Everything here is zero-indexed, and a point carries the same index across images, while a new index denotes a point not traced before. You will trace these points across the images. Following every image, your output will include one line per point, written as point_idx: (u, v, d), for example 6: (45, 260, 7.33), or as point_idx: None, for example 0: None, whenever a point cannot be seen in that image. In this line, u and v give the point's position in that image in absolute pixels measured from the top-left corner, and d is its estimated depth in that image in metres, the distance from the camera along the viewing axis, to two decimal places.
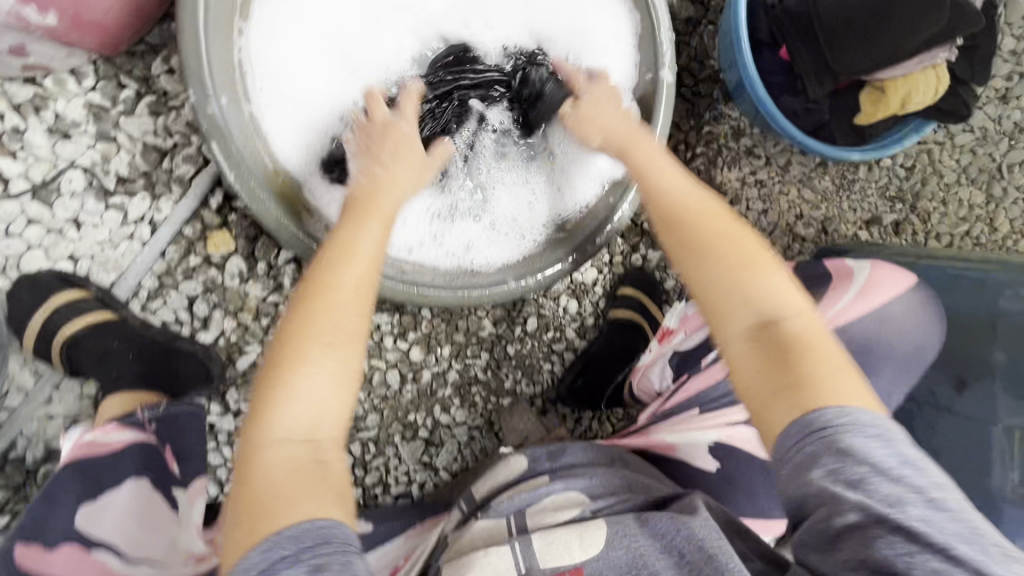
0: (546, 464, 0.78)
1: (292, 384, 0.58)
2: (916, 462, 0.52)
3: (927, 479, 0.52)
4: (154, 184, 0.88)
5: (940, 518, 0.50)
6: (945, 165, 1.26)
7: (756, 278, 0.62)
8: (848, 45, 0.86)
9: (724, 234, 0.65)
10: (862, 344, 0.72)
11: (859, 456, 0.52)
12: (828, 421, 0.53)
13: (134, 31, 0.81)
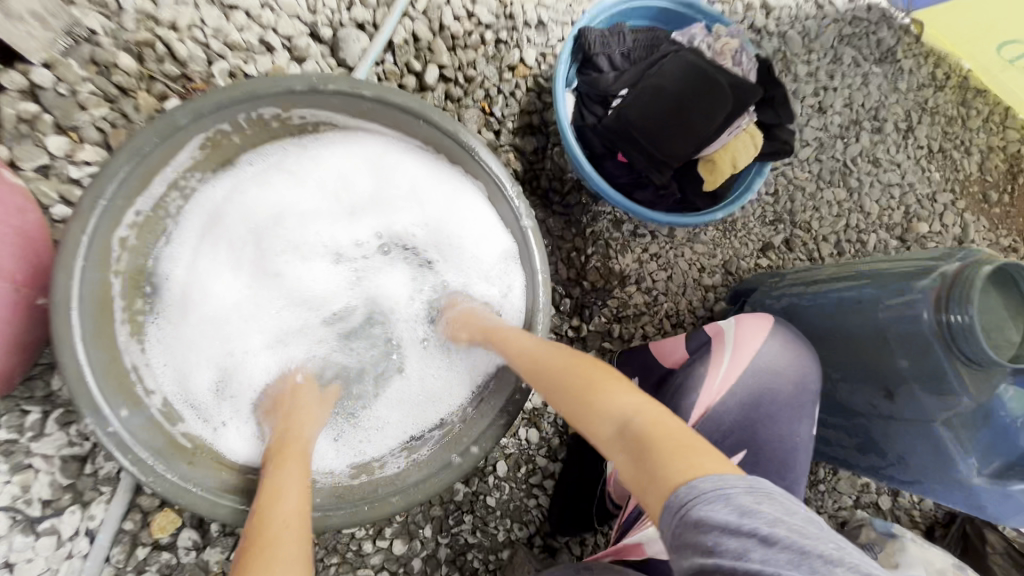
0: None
1: (276, 548, 0.62)
2: (755, 508, 0.53)
3: (762, 519, 0.53)
4: (81, 492, 0.86)
5: (773, 554, 0.52)
6: (801, 179, 1.40)
7: (610, 397, 0.68)
8: (665, 141, 0.97)
9: (570, 366, 0.74)
10: (748, 401, 0.80)
11: (710, 525, 0.53)
12: (695, 494, 0.55)
13: (24, 363, 0.82)
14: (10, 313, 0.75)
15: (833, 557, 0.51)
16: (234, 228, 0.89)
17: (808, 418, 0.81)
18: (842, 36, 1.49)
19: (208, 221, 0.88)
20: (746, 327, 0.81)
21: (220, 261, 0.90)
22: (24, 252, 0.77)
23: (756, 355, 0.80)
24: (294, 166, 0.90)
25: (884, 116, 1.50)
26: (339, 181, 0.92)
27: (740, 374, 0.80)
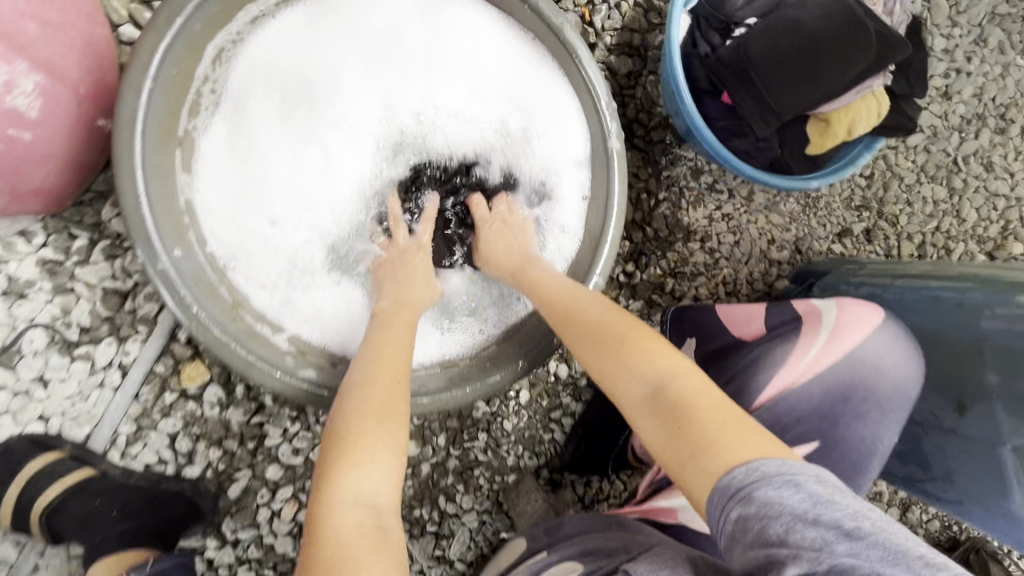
0: (544, 539, 0.77)
1: (358, 449, 0.60)
2: (832, 498, 0.51)
3: (842, 512, 0.50)
4: (118, 327, 0.86)
5: (863, 548, 0.48)
6: (902, 168, 1.28)
7: (648, 364, 0.64)
8: (786, 83, 0.86)
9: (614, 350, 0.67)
10: (836, 389, 0.72)
11: (779, 507, 0.50)
12: (737, 482, 0.53)
13: (77, 186, 0.79)
14: (71, 131, 0.72)
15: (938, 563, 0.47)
16: (277, 76, 0.76)
17: (896, 425, 0.73)
18: (994, 14, 1.31)
19: (256, 66, 0.75)
20: (851, 312, 0.73)
21: (262, 111, 0.76)
22: (89, 62, 0.72)
23: (861, 343, 0.72)
24: (348, 11, 0.77)
25: (1013, 117, 1.33)
26: (396, 37, 0.79)
27: (834, 360, 0.73)
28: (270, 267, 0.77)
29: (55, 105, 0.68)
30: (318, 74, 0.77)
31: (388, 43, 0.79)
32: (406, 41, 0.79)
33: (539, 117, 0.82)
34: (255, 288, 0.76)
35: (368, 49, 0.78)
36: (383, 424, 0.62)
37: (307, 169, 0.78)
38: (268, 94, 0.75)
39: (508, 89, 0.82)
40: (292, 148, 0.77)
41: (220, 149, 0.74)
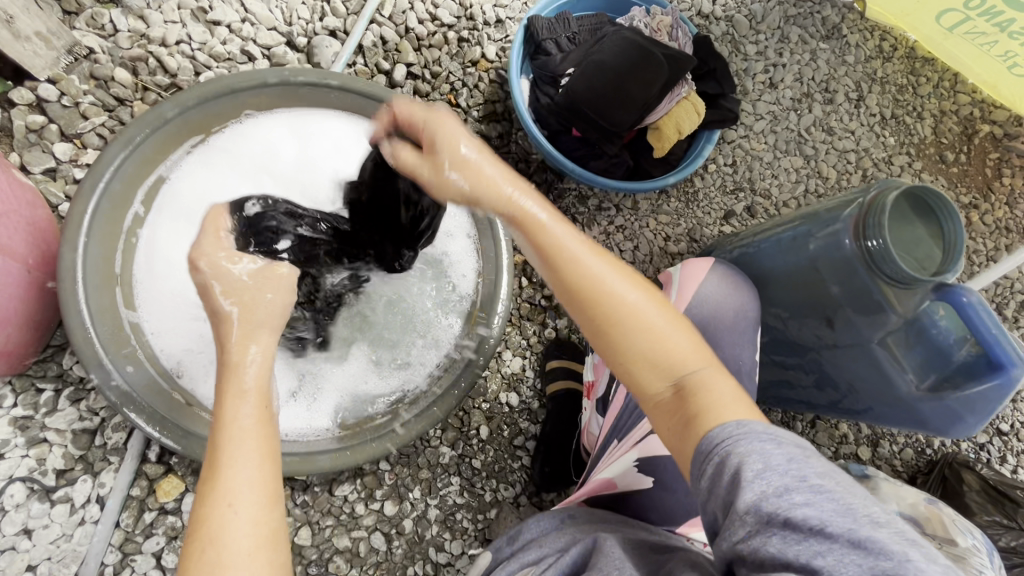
0: (508, 549, 0.88)
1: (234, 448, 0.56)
2: (802, 455, 0.54)
3: (810, 468, 0.52)
4: (92, 462, 0.94)
5: (819, 501, 0.50)
6: (758, 150, 1.48)
7: (663, 332, 0.66)
8: (608, 110, 1.05)
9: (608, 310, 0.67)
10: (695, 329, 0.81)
11: (754, 458, 0.53)
12: (727, 434, 0.57)
13: (35, 343, 0.90)
14: (25, 295, 0.84)
15: (880, 518, 0.49)
16: (189, 209, 0.91)
17: (750, 345, 0.81)
18: (788, 16, 1.59)
19: (167, 204, 0.90)
20: (692, 268, 0.85)
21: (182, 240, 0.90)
22: (34, 237, 0.86)
23: (701, 287, 0.82)
24: (232, 147, 0.94)
25: (834, 88, 1.58)
26: (279, 154, 0.96)
27: (687, 305, 0.82)
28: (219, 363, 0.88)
29: (8, 276, 0.81)
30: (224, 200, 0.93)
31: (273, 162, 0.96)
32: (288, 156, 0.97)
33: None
34: (203, 388, 0.86)
35: (261, 171, 0.96)
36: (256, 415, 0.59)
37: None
38: (185, 225, 0.91)
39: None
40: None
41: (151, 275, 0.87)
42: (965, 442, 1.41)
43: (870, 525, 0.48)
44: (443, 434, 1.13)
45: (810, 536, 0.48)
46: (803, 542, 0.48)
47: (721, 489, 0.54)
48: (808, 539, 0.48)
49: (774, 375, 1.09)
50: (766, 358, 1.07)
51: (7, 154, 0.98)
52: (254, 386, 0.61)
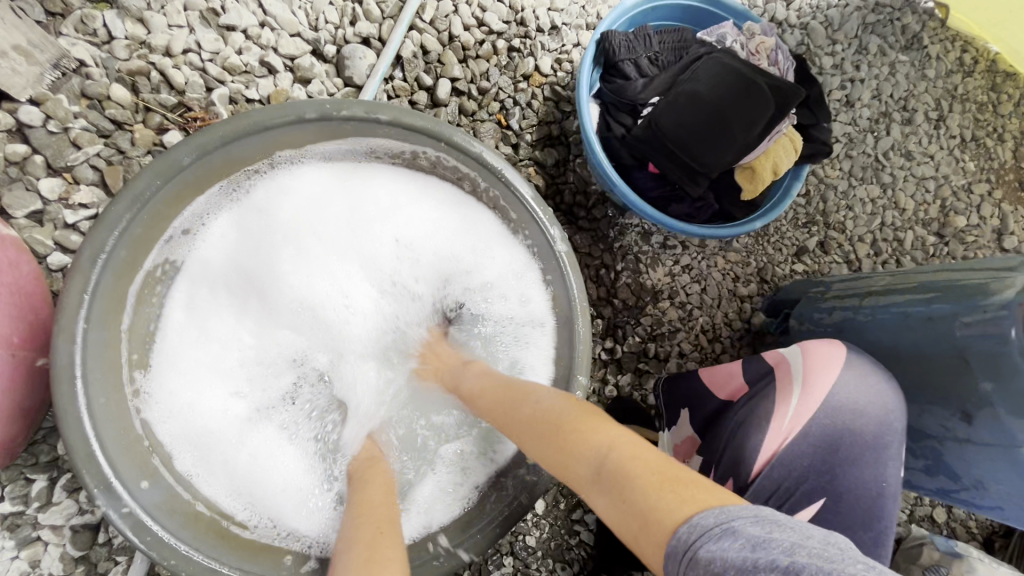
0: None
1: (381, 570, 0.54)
2: (765, 535, 0.45)
3: (777, 549, 0.43)
4: (95, 562, 0.80)
5: None
6: (833, 177, 1.33)
7: (566, 435, 0.61)
8: (701, 148, 0.89)
9: (531, 441, 0.65)
10: (824, 442, 0.67)
11: (721, 562, 0.44)
12: (685, 543, 0.47)
13: (25, 429, 0.75)
14: (9, 381, 0.68)
15: (844, 572, 0.40)
16: (220, 277, 0.78)
17: (893, 459, 0.67)
18: (866, 23, 1.42)
19: (196, 272, 0.77)
20: (816, 356, 0.68)
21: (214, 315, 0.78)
22: (18, 307, 0.70)
23: (833, 387, 0.67)
24: (260, 198, 0.79)
25: (914, 107, 1.42)
26: (324, 209, 0.82)
27: (814, 410, 0.67)
28: (243, 454, 0.75)
29: None
30: (260, 266, 0.80)
31: (315, 220, 0.82)
32: (332, 212, 0.83)
33: (477, 247, 0.86)
34: (222, 492, 0.71)
35: (301, 229, 0.82)
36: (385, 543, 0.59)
37: (267, 358, 0.80)
38: (216, 298, 0.78)
39: (443, 228, 0.86)
40: (249, 343, 0.79)
41: (165, 349, 0.74)
42: None
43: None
44: None
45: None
46: None
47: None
48: None
49: None
50: None
51: None
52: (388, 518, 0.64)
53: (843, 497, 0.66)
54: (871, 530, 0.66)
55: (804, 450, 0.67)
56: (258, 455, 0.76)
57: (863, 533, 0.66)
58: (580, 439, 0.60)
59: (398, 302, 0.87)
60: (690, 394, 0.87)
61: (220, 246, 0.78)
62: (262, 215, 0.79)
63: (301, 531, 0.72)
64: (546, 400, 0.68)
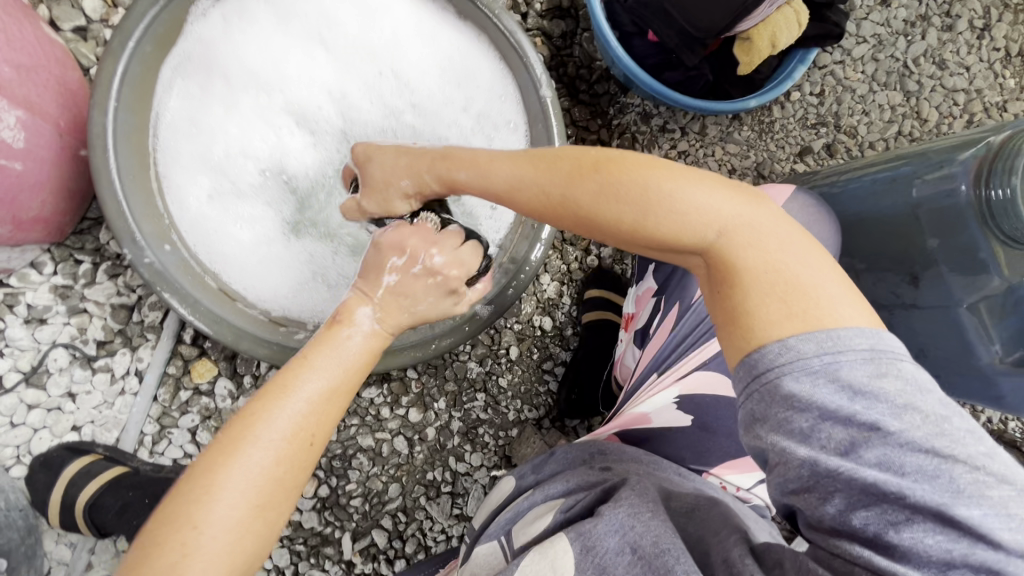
0: (532, 477, 0.77)
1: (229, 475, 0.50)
2: (877, 386, 0.45)
3: (889, 407, 0.45)
4: (130, 338, 0.95)
5: (898, 456, 0.44)
6: (853, 80, 1.29)
7: (657, 205, 0.55)
8: (694, 10, 0.91)
9: (590, 224, 0.59)
10: None
11: (808, 403, 0.45)
12: (773, 359, 0.47)
13: (72, 212, 0.88)
14: (57, 159, 0.80)
15: (980, 465, 0.44)
16: (223, 65, 0.85)
17: None
18: None
19: (202, 59, 0.84)
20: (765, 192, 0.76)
21: (212, 96, 0.86)
22: (65, 97, 0.80)
23: None
24: (279, 5, 0.87)
25: (957, 12, 1.34)
26: (329, 23, 0.88)
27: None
28: (242, 248, 0.86)
29: (38, 136, 0.76)
30: (261, 70, 0.87)
31: (326, 25, 0.89)
32: (341, 28, 0.89)
33: (456, 84, 0.93)
34: (228, 269, 0.84)
35: (306, 42, 0.89)
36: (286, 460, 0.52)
37: (259, 156, 0.88)
38: (218, 85, 0.86)
39: (428, 60, 0.92)
40: (239, 130, 0.87)
41: (180, 136, 0.84)
42: (1014, 422, 1.33)
43: (969, 500, 0.43)
44: (472, 350, 1.11)
45: (888, 500, 0.44)
46: (878, 509, 0.45)
47: (772, 439, 0.47)
48: (881, 505, 0.44)
49: None
50: None
51: (35, 6, 0.91)
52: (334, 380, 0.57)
53: None
54: None
55: None
56: (252, 255, 0.86)
57: None
58: (685, 207, 0.55)
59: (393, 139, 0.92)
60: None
61: (233, 51, 0.85)
62: (286, 33, 0.88)
63: (295, 314, 0.85)
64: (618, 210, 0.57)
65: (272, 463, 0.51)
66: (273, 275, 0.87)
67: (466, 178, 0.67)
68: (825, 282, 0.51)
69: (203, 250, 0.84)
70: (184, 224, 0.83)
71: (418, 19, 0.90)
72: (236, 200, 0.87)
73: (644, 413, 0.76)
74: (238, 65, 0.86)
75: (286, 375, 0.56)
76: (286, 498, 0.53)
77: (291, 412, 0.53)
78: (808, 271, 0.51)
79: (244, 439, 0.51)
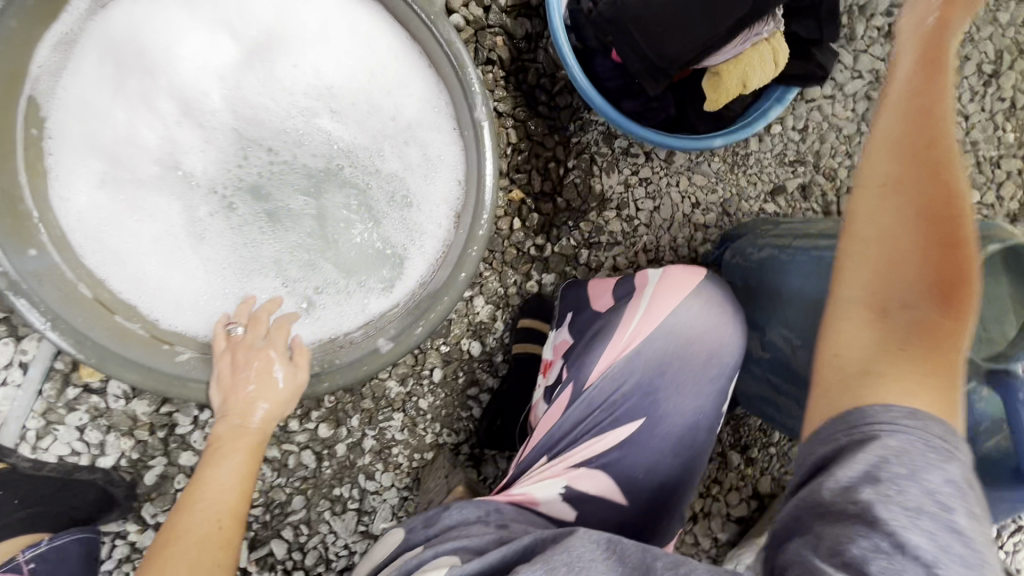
0: (423, 532, 0.68)
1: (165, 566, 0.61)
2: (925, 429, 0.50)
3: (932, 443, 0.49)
4: (15, 327, 0.89)
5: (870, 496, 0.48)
6: (841, 118, 1.20)
7: (886, 236, 0.56)
8: (662, 37, 0.81)
9: (910, 203, 0.57)
10: (655, 365, 0.72)
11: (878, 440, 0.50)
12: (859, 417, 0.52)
13: None
14: None
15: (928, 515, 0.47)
16: (126, 59, 0.77)
17: (715, 394, 0.73)
18: None
19: (102, 49, 0.76)
20: (668, 280, 0.74)
21: (115, 94, 0.77)
22: None
23: (672, 313, 0.72)
24: None
25: (967, 54, 1.23)
26: (246, 14, 0.79)
27: (653, 331, 0.72)
28: (144, 262, 0.79)
29: None
30: (176, 57, 0.78)
31: (244, 19, 0.79)
32: (261, 23, 0.80)
33: (389, 92, 0.82)
34: (125, 282, 0.78)
35: (221, 38, 0.79)
36: (210, 536, 0.64)
37: (167, 162, 0.80)
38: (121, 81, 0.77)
39: (356, 64, 0.81)
40: (143, 131, 0.79)
41: (75, 137, 0.76)
42: None
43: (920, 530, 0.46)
44: (393, 369, 1.06)
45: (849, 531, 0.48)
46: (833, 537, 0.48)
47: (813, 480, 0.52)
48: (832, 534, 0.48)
49: (759, 394, 0.94)
50: (760, 376, 0.93)
51: None
52: (240, 461, 0.69)
53: (661, 423, 0.71)
54: (679, 454, 0.72)
55: (633, 367, 0.72)
56: (154, 272, 0.80)
57: (669, 452, 0.72)
58: (895, 252, 0.56)
59: (317, 144, 0.85)
60: (574, 301, 0.86)
61: (137, 45, 0.77)
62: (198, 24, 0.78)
63: (186, 327, 0.79)
64: (904, 227, 0.56)
65: (212, 530, 0.64)
66: (178, 291, 0.80)
67: (891, 119, 0.60)
68: (916, 386, 0.51)
69: (98, 263, 0.77)
70: (73, 229, 0.77)
71: (347, 14, 0.79)
72: (133, 195, 0.79)
73: (528, 492, 0.70)
74: (141, 60, 0.77)
75: (202, 476, 0.68)
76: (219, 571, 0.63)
77: (214, 503, 0.66)
78: (929, 365, 0.52)
79: (175, 543, 0.63)
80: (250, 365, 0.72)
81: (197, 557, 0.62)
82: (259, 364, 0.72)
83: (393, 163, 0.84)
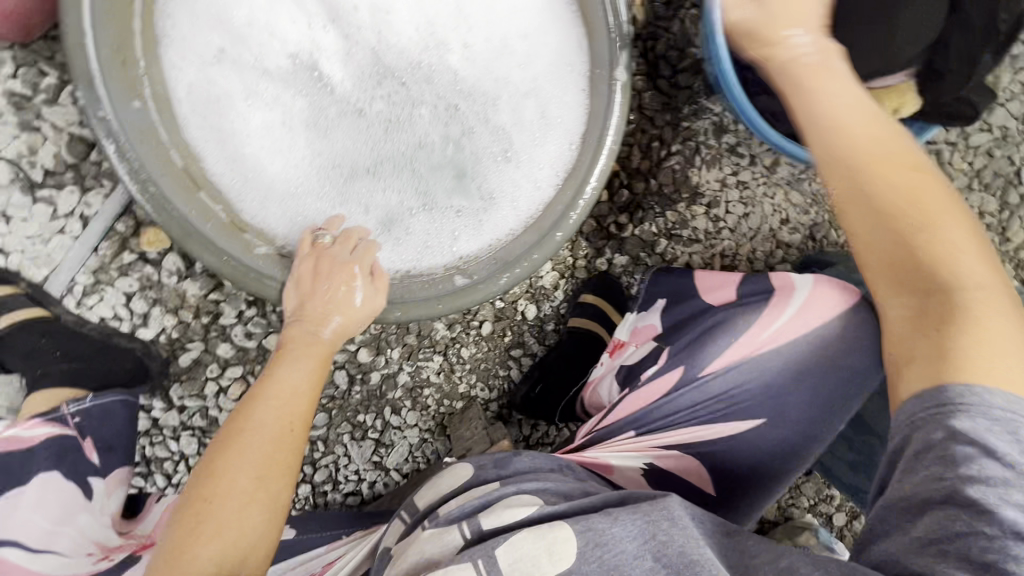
0: (493, 471, 0.68)
1: (234, 456, 0.59)
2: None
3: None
4: (82, 177, 0.85)
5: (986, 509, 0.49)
6: (955, 168, 1.14)
7: (927, 239, 0.57)
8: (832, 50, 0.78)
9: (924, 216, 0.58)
10: (787, 373, 0.70)
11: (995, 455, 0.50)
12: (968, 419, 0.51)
13: (43, 12, 0.76)
14: None
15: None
16: None
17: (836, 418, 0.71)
18: None
19: None
20: (819, 290, 0.70)
21: None
22: None
23: (821, 325, 0.69)
24: None
25: None
26: None
27: (792, 336, 0.70)
28: (240, 147, 0.74)
29: None
30: None
31: None
32: None
33: (524, 35, 0.78)
34: (216, 162, 0.72)
35: None
36: (277, 437, 0.62)
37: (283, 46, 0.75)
38: None
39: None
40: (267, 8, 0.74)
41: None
42: None
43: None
44: None
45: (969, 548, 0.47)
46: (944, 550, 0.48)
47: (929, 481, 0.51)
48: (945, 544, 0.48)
49: None
50: None
51: None
52: (312, 367, 0.67)
53: (776, 431, 0.70)
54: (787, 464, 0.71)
55: (767, 366, 0.70)
56: (249, 160, 0.74)
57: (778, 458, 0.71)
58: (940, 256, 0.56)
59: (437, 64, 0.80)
60: (673, 289, 0.83)
61: None
62: None
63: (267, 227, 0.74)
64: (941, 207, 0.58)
65: (282, 432, 0.62)
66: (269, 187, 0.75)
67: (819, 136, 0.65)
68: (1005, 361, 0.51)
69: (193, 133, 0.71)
70: (178, 92, 0.71)
71: None
72: (252, 76, 0.75)
73: (602, 459, 0.72)
74: None
75: (272, 375, 0.66)
76: (284, 474, 0.61)
77: (282, 404, 0.63)
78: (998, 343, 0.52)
79: (241, 434, 0.61)
80: (329, 272, 0.70)
81: (263, 454, 0.60)
82: (338, 275, 0.70)
83: (505, 115, 0.79)
